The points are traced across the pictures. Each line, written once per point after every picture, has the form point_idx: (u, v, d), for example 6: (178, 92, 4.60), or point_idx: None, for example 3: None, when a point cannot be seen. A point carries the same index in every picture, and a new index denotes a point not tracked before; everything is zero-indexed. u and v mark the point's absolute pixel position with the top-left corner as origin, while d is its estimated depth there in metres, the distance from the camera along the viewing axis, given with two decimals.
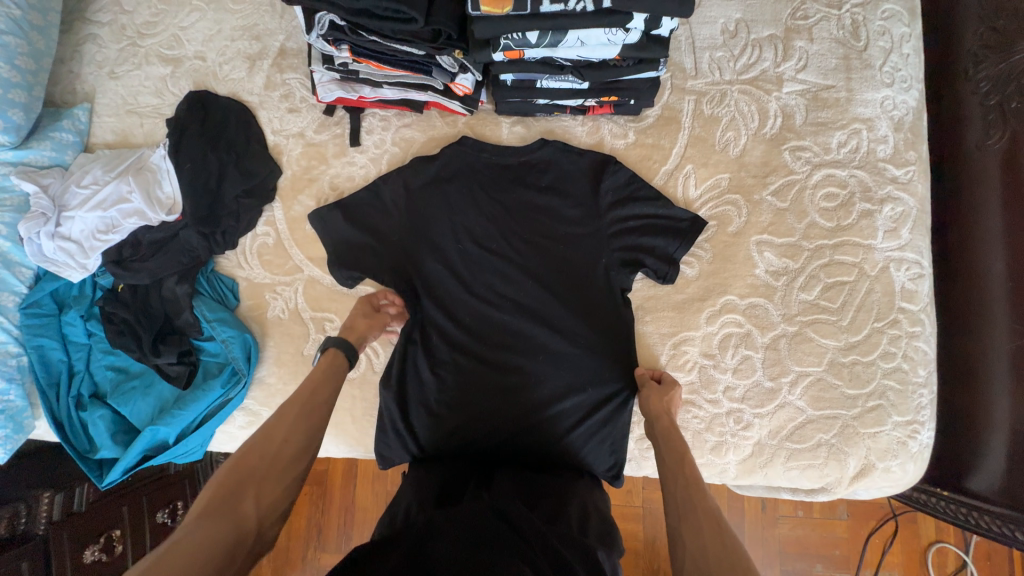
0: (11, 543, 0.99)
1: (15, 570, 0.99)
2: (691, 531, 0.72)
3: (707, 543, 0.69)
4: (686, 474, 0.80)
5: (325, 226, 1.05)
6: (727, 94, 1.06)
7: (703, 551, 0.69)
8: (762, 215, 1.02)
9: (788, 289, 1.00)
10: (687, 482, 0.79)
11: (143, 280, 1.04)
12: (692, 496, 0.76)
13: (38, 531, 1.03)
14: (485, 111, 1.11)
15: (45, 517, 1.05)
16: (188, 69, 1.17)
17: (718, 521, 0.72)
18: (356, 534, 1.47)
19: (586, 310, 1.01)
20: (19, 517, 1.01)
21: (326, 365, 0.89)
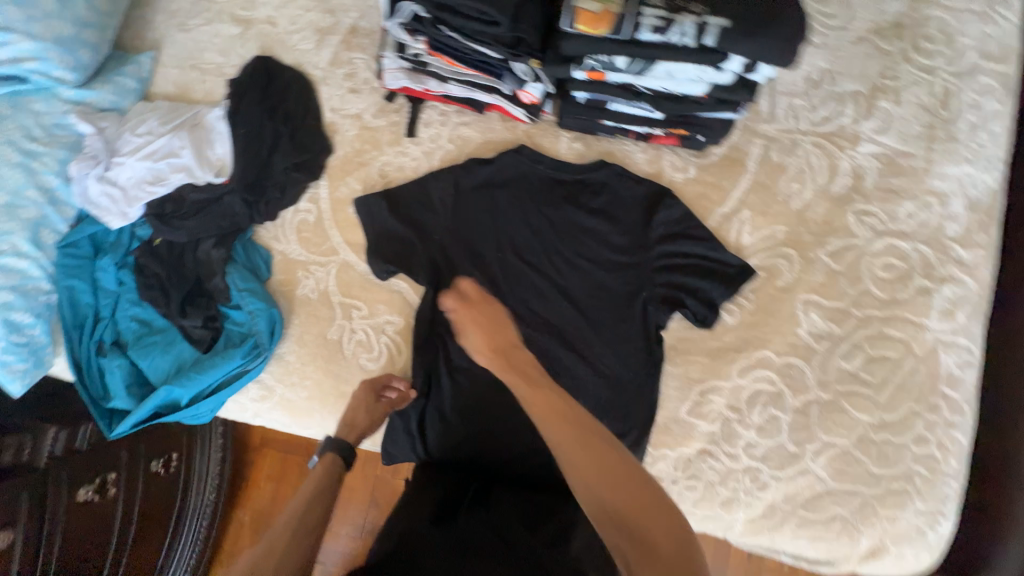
0: (13, 472, 0.96)
1: (15, 499, 0.94)
2: (568, 442, 0.70)
3: (580, 443, 0.69)
4: (535, 381, 0.80)
5: (368, 216, 1.04)
6: (799, 143, 1.03)
7: (576, 448, 0.69)
8: (815, 274, 0.98)
9: (828, 355, 0.96)
10: (543, 390, 0.78)
11: (181, 238, 1.04)
12: (545, 406, 0.75)
13: (39, 464, 1.01)
14: (546, 122, 1.09)
15: (47, 451, 1.04)
16: (257, 33, 1.16)
17: (577, 418, 0.73)
18: (338, 514, 1.47)
19: (615, 340, 0.99)
20: (22, 449, 0.99)
21: (322, 477, 0.86)
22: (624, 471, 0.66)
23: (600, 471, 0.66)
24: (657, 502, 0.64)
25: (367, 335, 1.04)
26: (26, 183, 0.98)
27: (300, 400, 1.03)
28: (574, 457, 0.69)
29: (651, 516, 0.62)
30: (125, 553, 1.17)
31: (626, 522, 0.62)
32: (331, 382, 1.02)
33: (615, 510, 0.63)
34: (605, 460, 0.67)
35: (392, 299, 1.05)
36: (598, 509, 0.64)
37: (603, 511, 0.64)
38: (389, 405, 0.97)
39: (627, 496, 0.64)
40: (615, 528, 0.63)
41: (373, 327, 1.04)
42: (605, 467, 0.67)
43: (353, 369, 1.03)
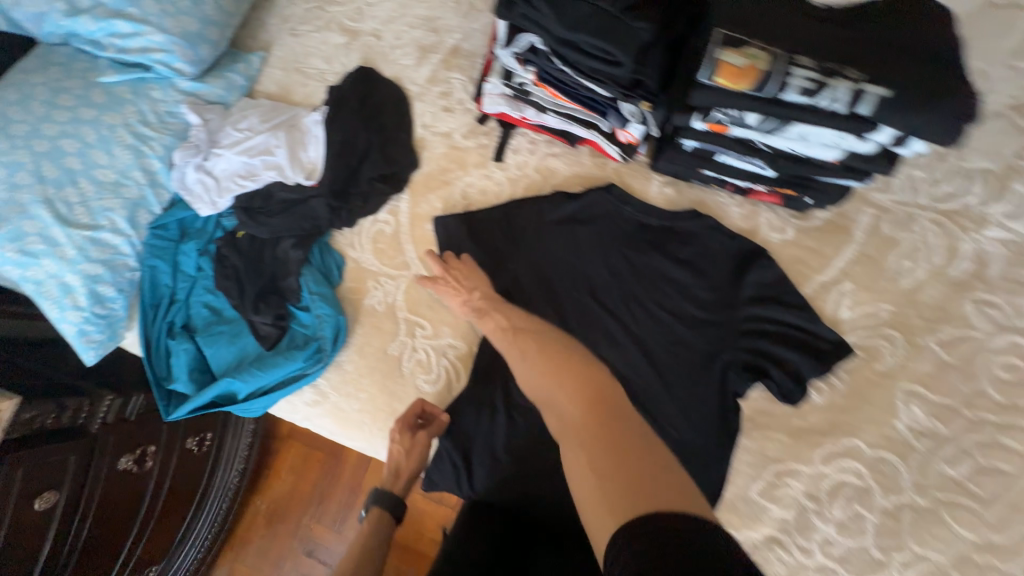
0: (67, 434, 0.96)
1: (64, 462, 0.95)
2: (537, 369, 0.80)
3: (544, 365, 0.79)
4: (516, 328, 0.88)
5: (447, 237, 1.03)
6: (915, 218, 0.95)
7: (540, 380, 0.78)
8: (921, 363, 0.89)
9: (930, 456, 0.85)
10: (514, 337, 0.86)
11: (264, 234, 1.06)
12: (512, 350, 0.85)
13: (92, 429, 1.01)
14: (638, 163, 1.05)
15: (101, 417, 1.04)
16: (361, 44, 1.19)
17: (540, 354, 0.81)
18: (352, 516, 1.45)
19: (686, 401, 0.92)
20: (80, 411, 1.00)
21: (369, 538, 0.82)
22: (571, 387, 0.74)
23: (552, 398, 0.75)
24: (599, 404, 0.70)
25: (427, 356, 1.02)
26: (133, 164, 1.03)
27: (352, 412, 1.01)
28: (537, 388, 0.78)
29: (591, 418, 0.68)
30: (149, 525, 1.18)
31: (571, 424, 0.70)
32: (386, 398, 1.00)
33: (564, 418, 0.71)
34: (558, 384, 0.75)
35: (458, 322, 1.03)
36: (555, 421, 0.74)
37: (558, 420, 0.73)
38: (428, 437, 0.92)
39: (574, 405, 0.72)
40: (565, 430, 0.70)
41: (434, 349, 1.02)
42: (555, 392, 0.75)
43: (408, 388, 1.01)
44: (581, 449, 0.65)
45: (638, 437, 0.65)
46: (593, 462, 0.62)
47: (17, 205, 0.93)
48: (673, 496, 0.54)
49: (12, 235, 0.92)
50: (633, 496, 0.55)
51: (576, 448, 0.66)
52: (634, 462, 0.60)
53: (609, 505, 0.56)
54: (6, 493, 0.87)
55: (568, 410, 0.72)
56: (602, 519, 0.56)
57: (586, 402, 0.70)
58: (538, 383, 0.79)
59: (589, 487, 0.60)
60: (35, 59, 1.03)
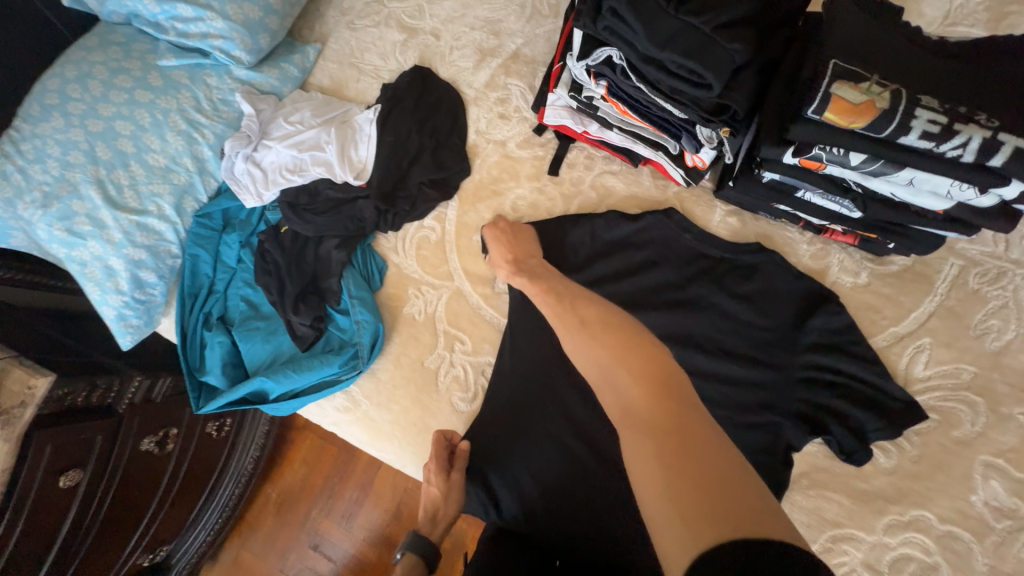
0: (93, 412, 0.92)
1: (90, 442, 0.91)
2: (588, 349, 0.72)
3: (596, 345, 0.72)
4: (569, 302, 0.81)
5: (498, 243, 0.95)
6: (1007, 273, 0.87)
7: (595, 355, 0.71)
8: (1004, 434, 0.82)
9: (1008, 538, 0.78)
10: (569, 310, 0.79)
11: (308, 232, 1.03)
12: (564, 322, 0.78)
13: (119, 409, 0.98)
14: (702, 189, 0.99)
15: (129, 397, 1.00)
16: (419, 42, 1.16)
17: (597, 327, 0.74)
18: (362, 516, 1.38)
19: (738, 449, 0.87)
20: (110, 391, 0.97)
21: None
22: (632, 367, 0.66)
23: (606, 376, 0.68)
24: (664, 389, 0.62)
25: (465, 372, 0.98)
26: (184, 151, 1.01)
27: (384, 423, 0.99)
28: (590, 366, 0.71)
29: (654, 405, 0.60)
30: (164, 508, 1.12)
31: (629, 407, 0.62)
32: (419, 412, 0.97)
33: (620, 400, 0.64)
34: (616, 362, 0.68)
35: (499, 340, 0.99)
36: (609, 402, 0.67)
37: (614, 402, 0.65)
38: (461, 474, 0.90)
39: (633, 388, 0.64)
40: (622, 415, 0.63)
41: (472, 366, 0.98)
42: (611, 370, 0.68)
43: (443, 404, 0.97)
44: (641, 438, 0.58)
45: (711, 433, 0.57)
46: (658, 457, 0.55)
47: (68, 184, 0.92)
48: (756, 514, 0.48)
49: (61, 215, 0.91)
50: (710, 503, 0.49)
51: (635, 434, 0.59)
52: (708, 464, 0.53)
53: (680, 509, 0.49)
54: (33, 467, 0.81)
55: (626, 393, 0.64)
56: (671, 524, 0.49)
57: (648, 387, 0.63)
58: (591, 359, 0.71)
59: (655, 485, 0.53)
60: (95, 38, 1.02)
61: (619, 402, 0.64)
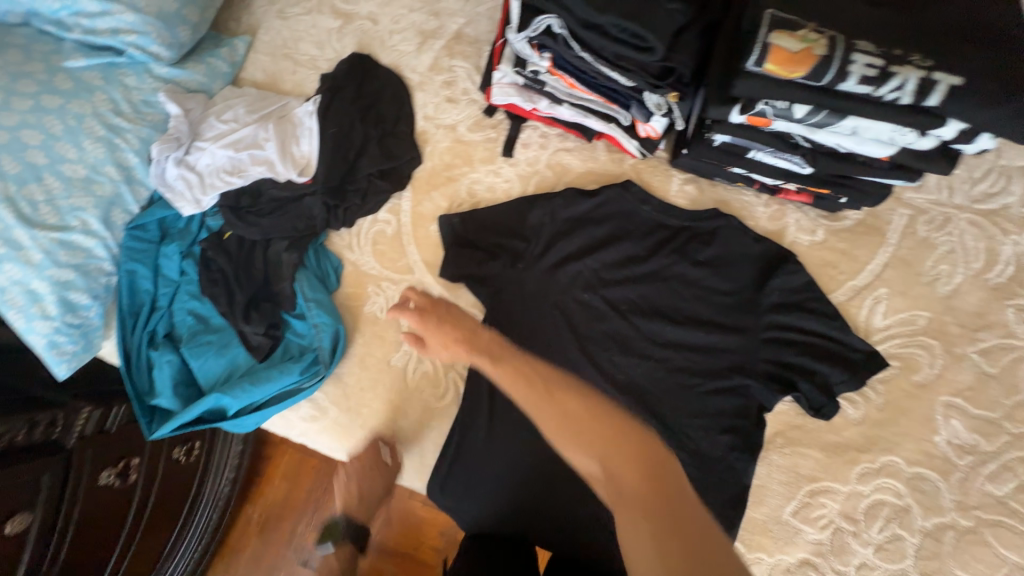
0: (37, 451, 0.83)
1: (34, 485, 0.81)
2: (547, 415, 0.67)
3: (560, 413, 0.66)
4: (530, 376, 0.73)
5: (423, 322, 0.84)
6: (952, 220, 0.89)
7: (587, 449, 0.62)
8: (961, 374, 0.84)
9: (971, 474, 0.81)
10: (535, 381, 0.72)
11: (254, 235, 0.97)
12: (544, 408, 0.68)
13: (68, 444, 0.87)
14: (658, 159, 0.98)
15: (78, 430, 0.90)
16: (356, 28, 1.10)
17: (584, 408, 0.66)
18: None
19: (713, 416, 0.87)
20: (53, 426, 0.86)
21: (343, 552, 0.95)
22: (627, 453, 0.60)
23: (603, 469, 0.61)
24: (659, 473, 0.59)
25: (434, 367, 0.95)
26: (106, 160, 0.93)
27: (355, 428, 0.94)
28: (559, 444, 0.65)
29: (643, 486, 0.57)
30: (132, 545, 1.02)
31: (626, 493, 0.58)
32: (391, 413, 0.94)
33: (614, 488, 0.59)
34: (611, 454, 0.61)
35: None
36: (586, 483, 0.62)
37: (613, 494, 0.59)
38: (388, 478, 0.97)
39: (632, 475, 0.59)
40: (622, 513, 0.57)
41: (441, 360, 0.95)
42: (606, 458, 0.61)
43: (415, 402, 0.94)
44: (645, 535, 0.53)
45: (705, 520, 0.55)
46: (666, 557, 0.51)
47: None
48: None
49: None
50: None
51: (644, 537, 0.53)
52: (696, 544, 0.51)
53: None
54: None
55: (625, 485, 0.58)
56: None
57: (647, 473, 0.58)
58: (579, 452, 0.63)
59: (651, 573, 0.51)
60: None
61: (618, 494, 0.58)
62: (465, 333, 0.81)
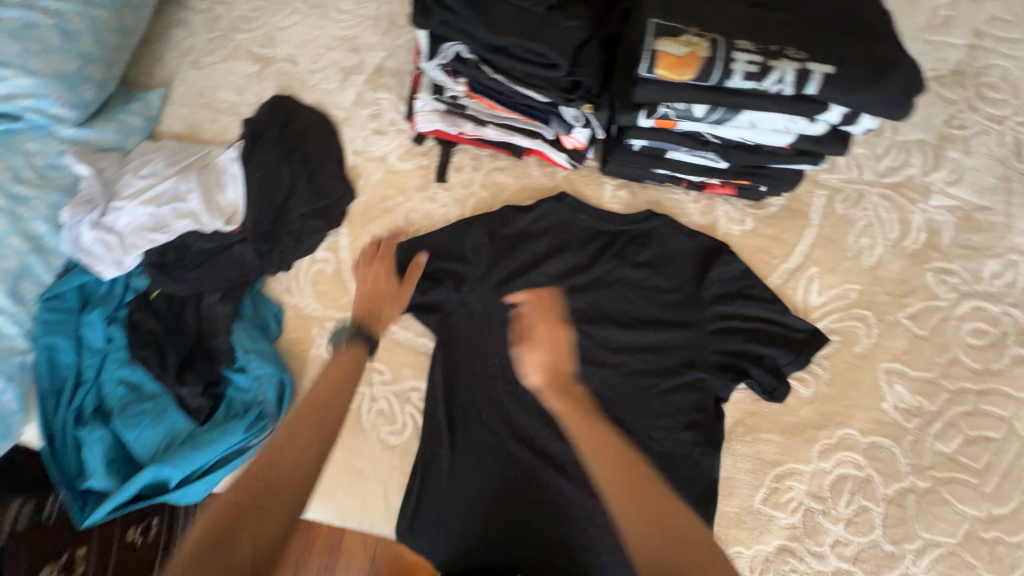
0: None
1: None
2: (637, 520, 0.59)
3: (658, 528, 0.58)
4: (624, 468, 0.63)
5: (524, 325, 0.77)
6: (865, 195, 0.95)
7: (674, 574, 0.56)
8: (896, 340, 0.88)
9: (921, 435, 0.84)
10: (632, 480, 0.62)
11: (183, 291, 0.92)
12: (628, 485, 0.61)
13: None
14: (588, 168, 1.01)
15: (7, 526, 0.82)
16: (276, 71, 1.09)
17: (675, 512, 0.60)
18: None
19: (674, 414, 0.87)
20: None
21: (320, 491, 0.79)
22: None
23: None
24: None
25: (389, 405, 0.91)
26: (9, 231, 0.87)
27: None
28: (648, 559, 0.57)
29: None
30: None
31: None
32: (348, 459, 0.89)
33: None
34: None
35: (419, 363, 0.93)
36: None
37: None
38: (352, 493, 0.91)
39: None
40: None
41: (396, 395, 0.91)
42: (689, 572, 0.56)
43: (373, 444, 0.90)
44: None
45: None
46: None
47: None
48: None
49: None
50: None
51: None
52: None
53: None
54: None
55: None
56: None
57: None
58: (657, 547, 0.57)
59: None
60: None
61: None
62: (556, 358, 0.73)
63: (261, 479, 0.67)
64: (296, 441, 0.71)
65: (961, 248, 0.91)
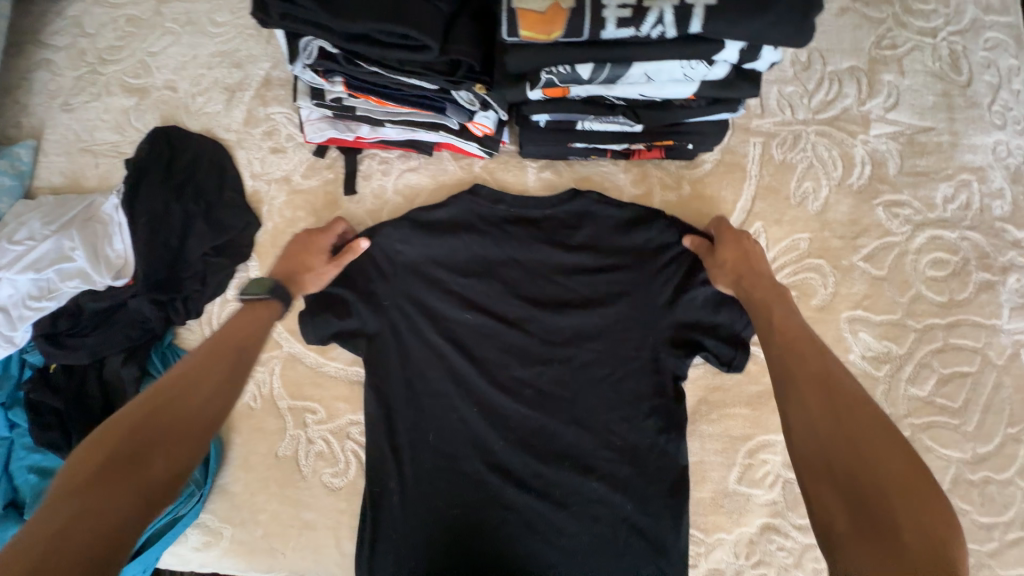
0: None
1: None
2: (817, 405, 0.56)
3: (842, 423, 0.54)
4: (816, 369, 0.59)
5: (722, 246, 0.80)
6: (802, 135, 0.88)
7: (836, 459, 0.52)
8: (855, 285, 0.82)
9: (892, 382, 0.78)
10: (824, 379, 0.58)
11: (81, 360, 0.84)
12: (801, 378, 0.58)
13: None
14: (507, 153, 0.93)
15: None
16: (155, 101, 0.99)
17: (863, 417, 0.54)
18: None
19: (632, 403, 0.81)
20: None
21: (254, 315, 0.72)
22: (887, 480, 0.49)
23: (850, 480, 0.50)
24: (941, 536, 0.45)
25: (328, 445, 0.84)
26: None
27: (257, 540, 0.82)
28: (814, 444, 0.53)
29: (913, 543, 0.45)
30: None
31: (874, 518, 0.47)
32: (292, 511, 0.82)
33: (857, 504, 0.49)
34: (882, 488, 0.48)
35: (355, 394, 0.86)
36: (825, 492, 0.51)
37: (844, 510, 0.49)
38: (308, 507, 0.82)
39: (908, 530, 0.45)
40: (843, 531, 0.48)
41: (334, 433, 0.84)
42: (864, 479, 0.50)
43: (316, 490, 0.83)
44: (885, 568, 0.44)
45: None
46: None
47: None
48: None
49: None
50: None
51: (886, 572, 0.43)
52: None
53: None
54: None
55: (884, 512, 0.47)
56: None
57: (927, 527, 0.45)
58: (820, 446, 0.53)
59: None
60: None
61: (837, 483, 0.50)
62: (750, 270, 0.77)
63: (107, 473, 0.52)
64: (156, 430, 0.56)
65: (909, 176, 0.85)
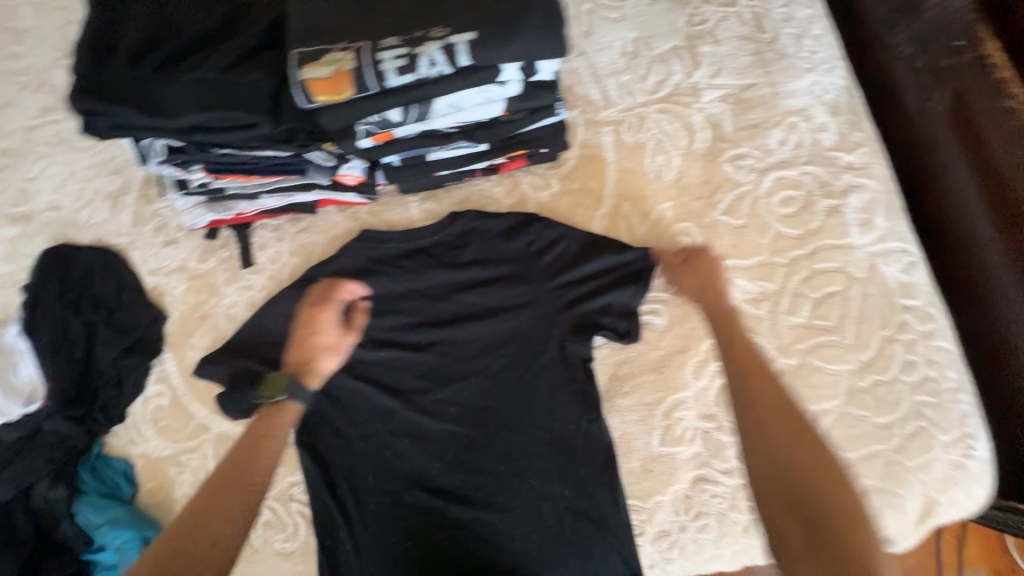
0: None
1: None
2: (772, 430, 0.68)
3: (791, 446, 0.67)
4: (765, 394, 0.71)
5: (684, 272, 0.84)
6: (645, 116, 0.96)
7: (786, 478, 0.66)
8: (721, 238, 0.89)
9: (774, 316, 0.85)
10: (775, 405, 0.69)
11: (7, 494, 0.83)
12: (761, 411, 0.70)
13: None
14: (388, 194, 0.98)
15: None
16: (42, 224, 1.01)
17: (810, 444, 0.66)
18: None
19: (550, 395, 0.85)
20: None
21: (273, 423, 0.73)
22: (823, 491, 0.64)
23: (799, 499, 0.64)
24: (858, 538, 0.62)
25: (274, 513, 0.85)
26: None
27: None
28: (769, 466, 0.67)
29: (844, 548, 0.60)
30: None
31: (821, 533, 0.62)
32: None
33: (805, 520, 0.63)
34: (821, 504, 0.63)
35: (290, 456, 0.87)
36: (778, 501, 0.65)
37: (799, 529, 0.63)
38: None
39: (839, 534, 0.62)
40: (795, 537, 0.63)
41: (277, 499, 0.85)
42: (808, 499, 0.64)
43: (270, 560, 0.83)
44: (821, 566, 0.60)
45: None
46: None
47: None
48: None
49: None
50: None
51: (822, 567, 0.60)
52: None
53: None
54: None
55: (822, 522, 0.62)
56: None
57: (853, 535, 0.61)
58: (777, 475, 0.66)
59: None
60: None
61: (789, 498, 0.65)
62: (716, 283, 0.81)
63: None
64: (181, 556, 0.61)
65: (745, 129, 0.93)
